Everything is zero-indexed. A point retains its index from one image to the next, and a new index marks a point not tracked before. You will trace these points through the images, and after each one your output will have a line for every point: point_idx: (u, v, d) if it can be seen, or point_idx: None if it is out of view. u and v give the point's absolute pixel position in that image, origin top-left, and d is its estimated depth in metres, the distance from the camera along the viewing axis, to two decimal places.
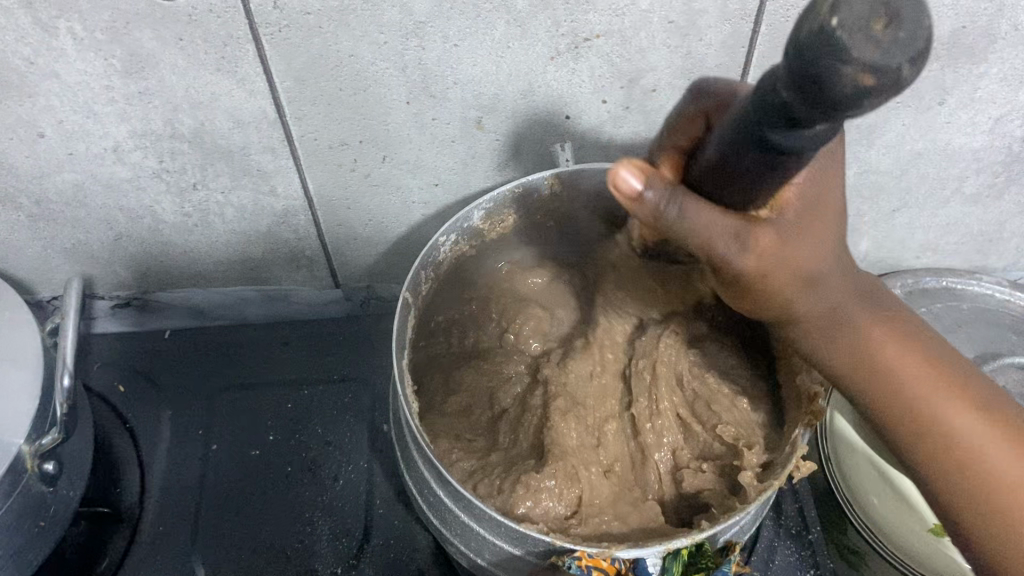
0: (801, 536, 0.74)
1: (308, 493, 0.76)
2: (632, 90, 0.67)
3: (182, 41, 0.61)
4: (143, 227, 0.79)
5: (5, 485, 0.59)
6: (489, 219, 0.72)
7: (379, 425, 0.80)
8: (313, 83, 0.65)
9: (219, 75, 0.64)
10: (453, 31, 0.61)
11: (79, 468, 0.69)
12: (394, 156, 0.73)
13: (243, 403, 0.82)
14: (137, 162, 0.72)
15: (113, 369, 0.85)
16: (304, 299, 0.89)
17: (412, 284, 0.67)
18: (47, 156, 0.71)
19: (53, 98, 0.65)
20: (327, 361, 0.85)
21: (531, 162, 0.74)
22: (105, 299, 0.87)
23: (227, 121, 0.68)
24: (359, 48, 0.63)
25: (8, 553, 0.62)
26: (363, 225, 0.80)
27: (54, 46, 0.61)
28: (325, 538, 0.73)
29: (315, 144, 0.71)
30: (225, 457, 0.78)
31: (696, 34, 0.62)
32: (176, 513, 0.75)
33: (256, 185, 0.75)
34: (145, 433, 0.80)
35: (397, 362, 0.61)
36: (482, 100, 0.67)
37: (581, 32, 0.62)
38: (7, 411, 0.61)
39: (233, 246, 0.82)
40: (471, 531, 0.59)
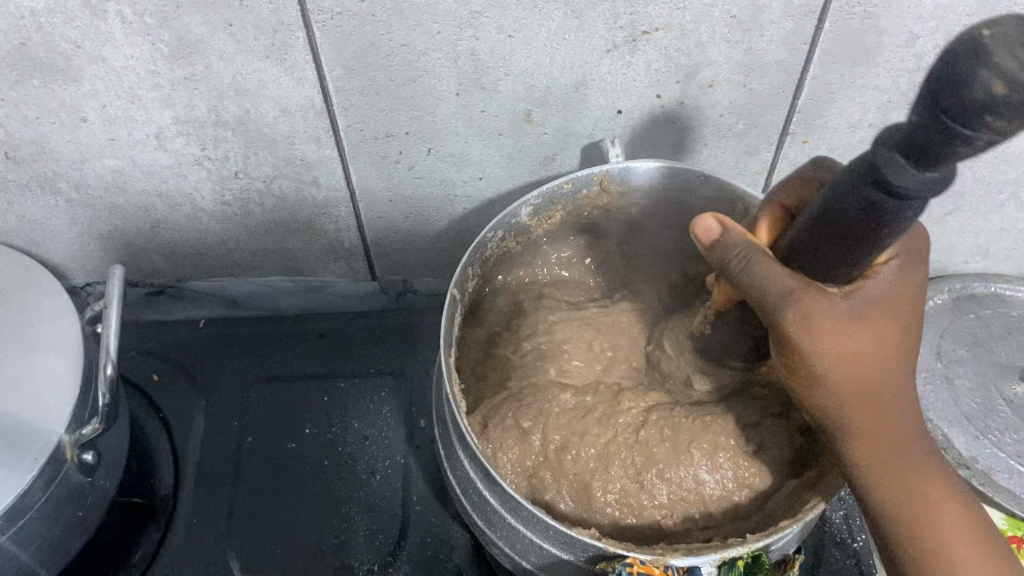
0: (845, 544, 0.73)
1: (344, 488, 0.75)
2: (688, 85, 0.65)
3: (232, 27, 0.60)
4: (181, 215, 0.78)
5: (46, 475, 0.58)
6: (535, 215, 0.70)
7: (416, 420, 0.79)
8: (362, 72, 0.64)
9: (267, 62, 0.63)
10: (509, 22, 0.60)
11: (116, 459, 0.68)
12: (439, 148, 0.71)
13: (276, 395, 0.81)
14: (179, 149, 0.71)
15: (148, 358, 0.84)
16: (340, 290, 0.88)
17: (460, 281, 0.65)
18: (89, 141, 0.70)
19: (98, 82, 0.64)
20: (362, 353, 0.84)
21: (577, 158, 0.73)
22: (138, 286, 0.86)
23: (273, 110, 0.67)
24: (412, 37, 0.61)
25: (46, 543, 0.61)
26: (404, 218, 0.79)
27: (102, 30, 0.60)
28: (362, 535, 0.72)
29: (361, 134, 0.70)
30: (260, 449, 0.77)
31: (757, 30, 0.60)
32: (211, 505, 0.74)
33: (299, 175, 0.74)
34: (180, 423, 0.79)
35: (443, 358, 0.59)
36: (533, 93, 0.66)
37: (639, 25, 0.60)
38: (49, 400, 0.60)
39: (271, 236, 0.81)
40: (518, 533, 0.58)
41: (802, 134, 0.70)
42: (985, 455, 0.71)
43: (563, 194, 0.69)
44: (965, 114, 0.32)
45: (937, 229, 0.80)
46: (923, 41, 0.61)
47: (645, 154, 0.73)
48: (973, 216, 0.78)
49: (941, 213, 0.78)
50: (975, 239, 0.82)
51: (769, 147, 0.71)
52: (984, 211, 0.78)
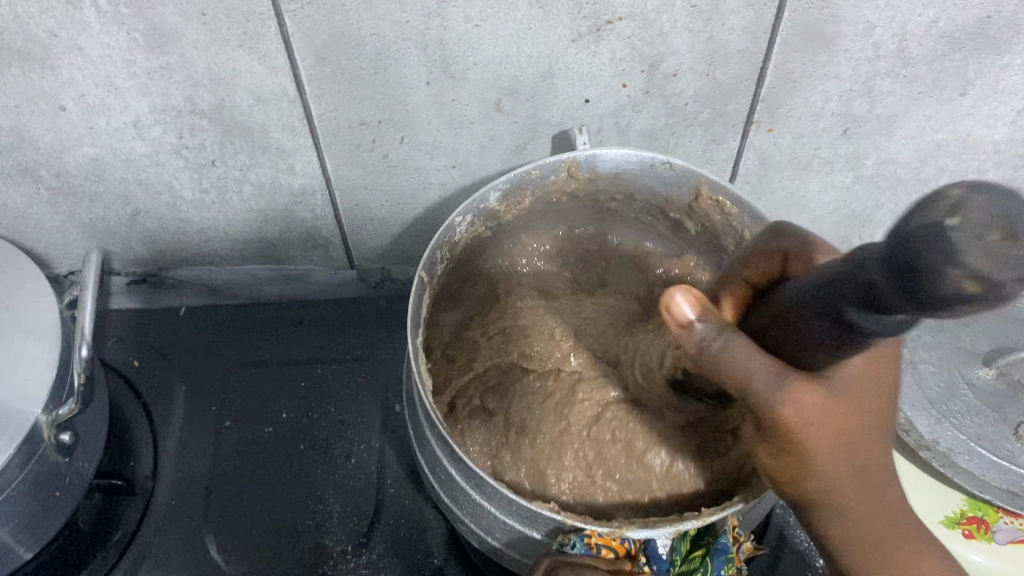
0: None
1: (320, 470, 0.76)
2: (653, 74, 0.67)
3: (204, 16, 0.61)
4: (161, 203, 0.79)
5: (22, 454, 0.59)
6: (505, 201, 0.72)
7: (392, 405, 0.81)
8: (334, 62, 0.66)
9: (240, 51, 0.64)
10: (475, 12, 0.61)
11: (94, 441, 0.69)
12: (412, 137, 0.73)
13: (255, 380, 0.82)
14: (157, 138, 0.72)
15: (129, 344, 0.85)
16: (319, 278, 0.89)
17: (428, 265, 0.66)
18: (68, 129, 0.71)
19: (76, 71, 0.66)
20: (340, 339, 0.86)
21: (548, 146, 0.74)
22: (120, 275, 0.88)
23: (247, 99, 0.68)
24: (381, 27, 0.63)
25: (24, 521, 0.63)
26: (380, 206, 0.81)
27: (78, 20, 0.62)
28: (336, 516, 0.73)
29: (334, 123, 0.71)
30: (238, 433, 0.79)
31: (719, 19, 0.62)
32: (189, 487, 0.75)
33: (275, 163, 0.75)
34: (160, 408, 0.80)
35: (410, 340, 0.61)
36: (502, 82, 0.67)
37: (603, 15, 0.62)
38: (26, 381, 0.61)
39: (250, 224, 0.82)
40: (482, 510, 0.59)
41: (766, 122, 0.71)
42: (947, 438, 0.71)
43: (531, 181, 0.70)
44: (938, 302, 0.32)
45: None
46: (880, 30, 0.62)
47: (614, 143, 0.75)
48: None
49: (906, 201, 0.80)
50: None
51: (735, 136, 0.73)
52: None
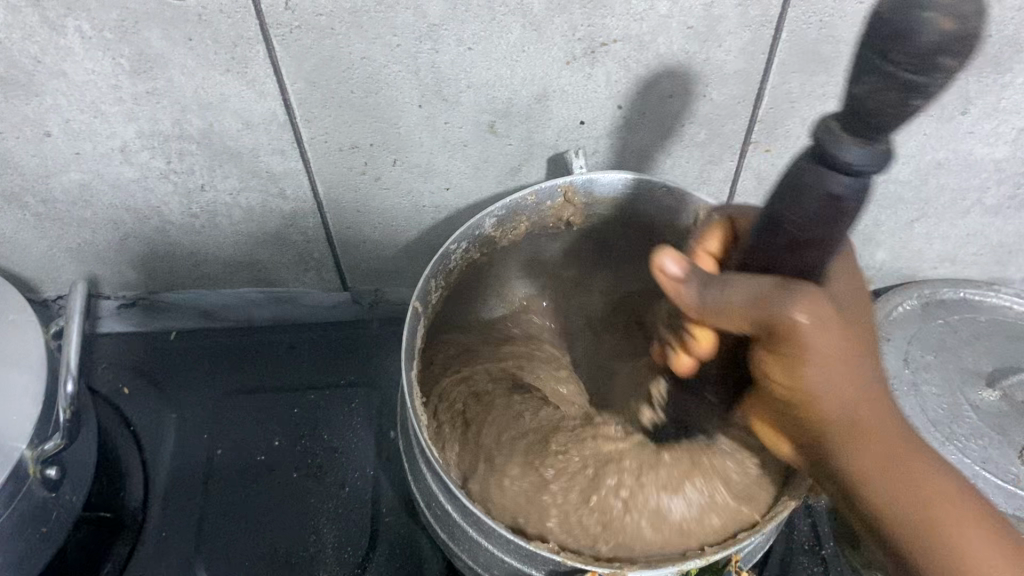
0: (814, 552, 0.73)
1: (313, 499, 0.75)
2: (649, 96, 0.66)
3: (191, 41, 0.60)
4: (150, 228, 0.78)
5: (8, 490, 0.58)
6: (499, 225, 0.70)
7: (387, 431, 0.79)
8: (324, 85, 0.64)
9: (228, 76, 0.63)
10: (468, 34, 0.60)
11: (82, 473, 0.68)
12: (405, 159, 0.72)
13: (246, 407, 0.81)
14: (144, 163, 0.71)
15: (119, 371, 0.84)
16: (312, 301, 0.88)
17: (422, 293, 0.65)
18: (54, 155, 0.70)
19: (60, 97, 0.65)
20: (334, 364, 0.84)
21: (543, 168, 0.73)
22: (111, 299, 0.86)
23: (236, 123, 0.67)
24: (372, 50, 0.61)
25: (10, 558, 0.61)
26: (373, 229, 0.79)
27: (62, 45, 0.60)
28: (331, 547, 0.72)
29: (325, 146, 0.70)
30: (230, 461, 0.77)
31: (715, 40, 0.61)
32: (180, 518, 0.74)
33: (265, 187, 0.74)
34: (150, 436, 0.79)
35: (404, 371, 0.60)
36: (496, 105, 0.66)
37: (598, 37, 0.60)
38: (11, 415, 0.59)
39: (241, 248, 0.81)
40: (479, 544, 0.58)
41: (764, 143, 0.70)
42: (951, 462, 0.70)
43: (525, 205, 0.69)
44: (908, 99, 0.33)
45: (903, 235, 0.81)
46: None
47: (610, 164, 0.73)
48: (938, 222, 0.79)
49: (906, 219, 0.78)
50: (942, 244, 0.82)
51: (733, 156, 0.71)
52: (949, 217, 0.78)
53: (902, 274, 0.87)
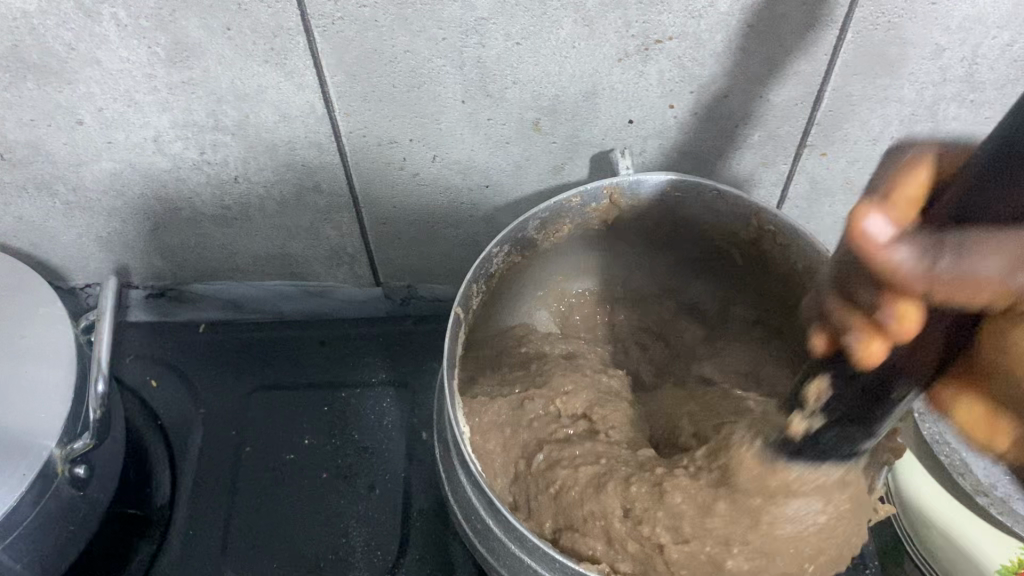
0: (858, 569, 0.71)
1: (344, 501, 0.73)
2: (702, 95, 0.63)
3: (230, 31, 0.58)
4: (181, 219, 0.76)
5: (35, 491, 0.56)
6: (540, 229, 0.68)
7: (418, 432, 0.77)
8: (365, 78, 0.62)
9: (266, 67, 0.61)
10: (517, 28, 0.58)
11: (111, 471, 0.66)
12: (445, 156, 0.69)
13: (275, 404, 0.79)
14: (178, 154, 0.69)
15: (147, 362, 0.82)
16: (344, 295, 0.86)
17: (461, 300, 0.63)
18: (85, 144, 0.68)
19: (94, 85, 0.63)
20: (364, 361, 0.82)
21: (583, 166, 0.71)
22: (138, 289, 0.85)
23: (273, 115, 0.65)
24: (416, 44, 0.59)
25: (37, 558, 0.60)
26: (409, 225, 0.77)
27: (96, 33, 0.58)
28: (360, 550, 0.70)
29: (363, 140, 0.68)
30: (259, 460, 0.76)
31: (776, 39, 0.58)
32: (207, 516, 0.72)
33: (301, 180, 0.72)
34: (178, 431, 0.78)
35: (443, 383, 0.58)
36: (541, 101, 0.64)
37: (653, 34, 0.58)
38: (39, 413, 0.58)
39: (274, 241, 0.79)
40: (520, 562, 0.56)
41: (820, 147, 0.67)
42: None
43: (566, 208, 0.66)
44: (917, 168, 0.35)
45: None
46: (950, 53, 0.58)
47: (654, 164, 0.71)
48: None
49: None
50: None
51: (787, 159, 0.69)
52: None
53: None
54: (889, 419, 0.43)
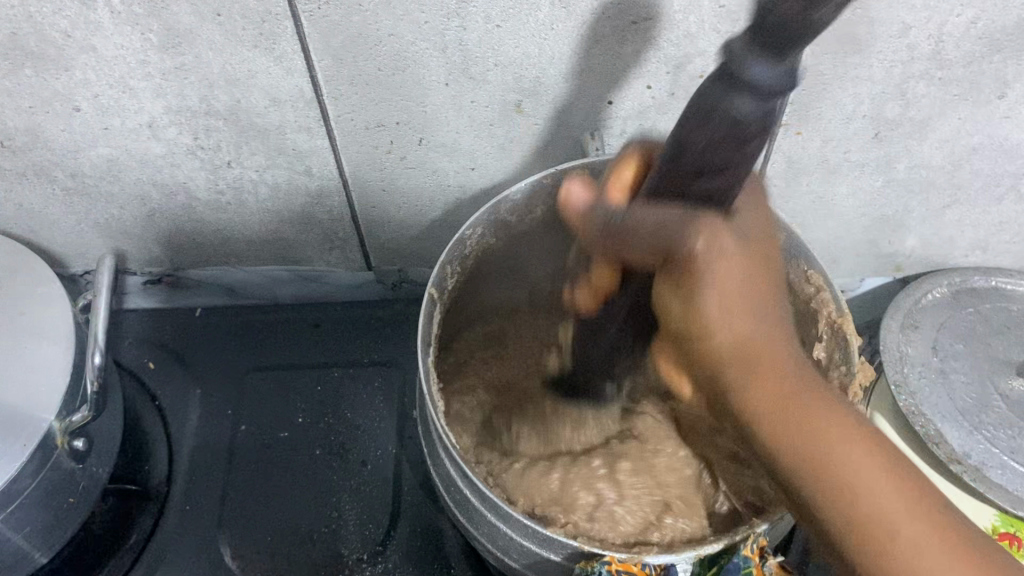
0: None
1: (336, 477, 0.75)
2: (678, 75, 0.65)
3: (220, 16, 0.60)
4: (176, 204, 0.78)
5: (35, 461, 0.58)
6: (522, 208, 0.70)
7: (408, 410, 0.79)
8: (352, 62, 0.64)
9: (256, 52, 0.63)
10: (496, 12, 0.60)
11: (109, 446, 0.68)
12: (430, 139, 0.71)
13: (270, 385, 0.81)
14: (172, 139, 0.71)
15: (145, 346, 0.84)
16: (336, 279, 0.88)
17: (443, 276, 0.65)
18: (82, 130, 0.70)
19: (90, 72, 0.65)
20: (356, 343, 0.85)
21: (565, 148, 0.73)
22: (136, 275, 0.87)
23: (263, 100, 0.67)
24: (400, 28, 0.61)
25: (37, 528, 0.62)
26: (398, 208, 0.79)
27: (91, 20, 0.60)
28: (352, 523, 0.72)
29: (352, 124, 0.70)
30: (254, 438, 0.78)
31: (748, 19, 0.60)
32: (204, 492, 0.74)
33: (292, 165, 0.74)
34: (175, 411, 0.80)
35: (422, 359, 0.59)
36: (522, 83, 0.66)
37: (628, 15, 0.60)
38: (40, 387, 0.60)
39: (267, 225, 0.81)
40: (498, 529, 0.58)
41: (795, 126, 0.69)
42: (977, 451, 0.70)
43: (546, 187, 0.69)
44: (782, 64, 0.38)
45: (935, 221, 0.79)
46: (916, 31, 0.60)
47: None
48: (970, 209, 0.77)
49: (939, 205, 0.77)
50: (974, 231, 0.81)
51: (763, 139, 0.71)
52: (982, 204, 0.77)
53: (932, 261, 0.86)
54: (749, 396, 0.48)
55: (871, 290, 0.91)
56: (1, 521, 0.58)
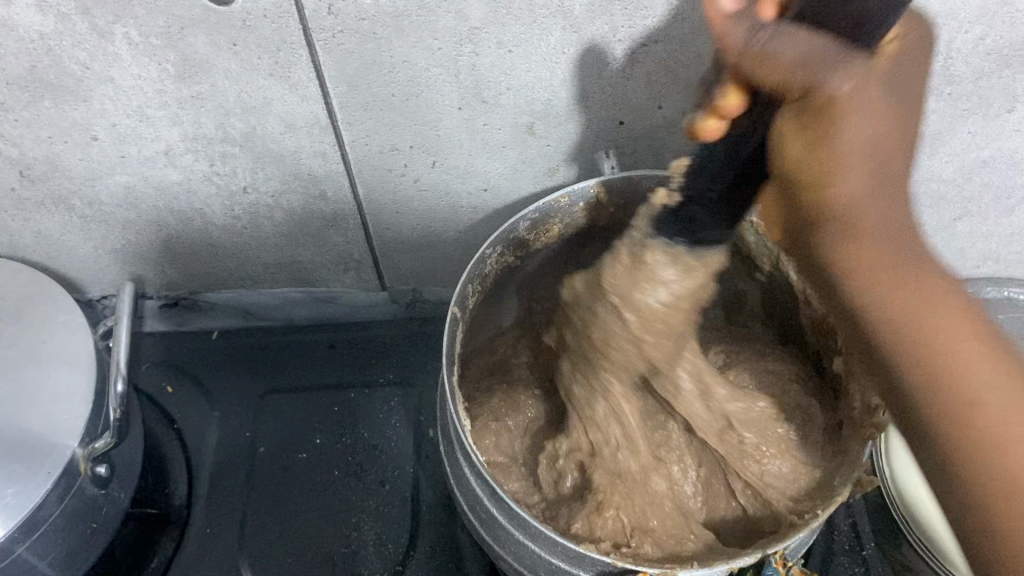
0: (854, 552, 0.74)
1: (355, 497, 0.75)
2: (689, 96, 0.65)
3: (236, 46, 0.61)
4: (192, 229, 0.79)
5: (61, 488, 0.59)
6: (534, 229, 0.71)
7: (425, 430, 0.80)
8: (365, 89, 0.65)
9: (271, 80, 0.64)
10: (508, 37, 0.60)
11: (131, 471, 0.69)
12: (443, 161, 0.72)
13: (287, 406, 0.82)
14: (188, 166, 0.72)
15: (162, 369, 0.85)
16: (351, 300, 0.89)
17: (459, 297, 0.66)
18: (100, 159, 0.71)
19: (107, 102, 0.66)
20: (371, 364, 0.85)
21: (576, 168, 0.73)
22: (153, 299, 0.88)
23: (278, 126, 0.68)
24: (413, 54, 0.62)
25: (62, 554, 0.63)
26: (411, 229, 0.80)
27: (110, 52, 0.61)
28: (371, 544, 0.73)
29: (366, 148, 0.71)
30: (272, 459, 0.78)
31: None
32: (224, 515, 0.75)
33: (307, 189, 0.74)
34: (193, 434, 0.80)
35: (445, 378, 0.60)
36: (534, 106, 0.66)
37: (639, 38, 0.60)
38: (62, 415, 0.61)
39: (282, 248, 0.82)
40: (525, 547, 0.58)
41: None
42: None
43: (559, 207, 0.69)
44: None
45: (947, 234, 0.80)
46: None
47: (645, 164, 0.73)
48: (982, 221, 0.78)
49: (950, 217, 0.78)
50: (986, 243, 0.81)
51: None
52: (993, 216, 0.77)
53: None
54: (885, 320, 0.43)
55: None
56: (26, 548, 0.59)
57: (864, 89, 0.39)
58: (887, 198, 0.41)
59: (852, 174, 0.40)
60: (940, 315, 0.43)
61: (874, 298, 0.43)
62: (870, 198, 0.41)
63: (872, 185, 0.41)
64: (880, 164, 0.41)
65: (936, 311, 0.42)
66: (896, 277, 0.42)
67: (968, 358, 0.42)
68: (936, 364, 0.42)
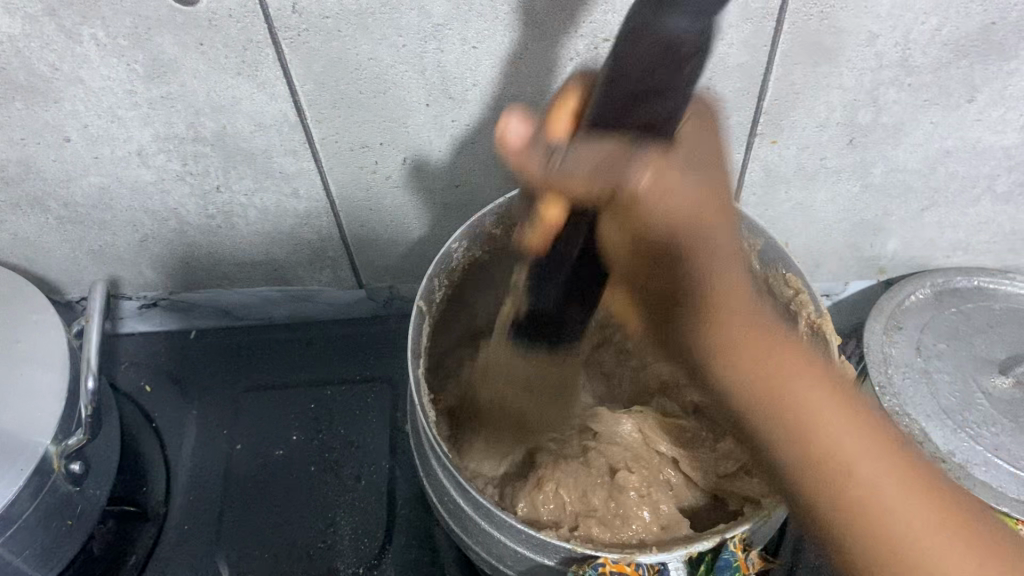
0: None
1: (331, 492, 0.76)
2: None
3: (203, 46, 0.62)
4: (168, 229, 0.80)
5: (33, 485, 0.60)
6: (504, 223, 0.72)
7: (401, 426, 0.80)
8: (333, 86, 0.66)
9: (240, 79, 0.64)
10: (472, 33, 0.61)
11: (106, 468, 0.69)
12: (414, 157, 0.73)
13: (265, 403, 0.82)
14: (161, 166, 0.73)
15: (141, 369, 0.86)
16: (329, 298, 0.89)
17: (427, 291, 0.66)
18: (74, 160, 0.72)
19: (78, 103, 0.66)
20: (348, 361, 0.86)
21: None
22: (132, 299, 0.88)
23: (248, 125, 0.69)
24: (379, 51, 0.63)
25: (37, 551, 0.63)
26: (385, 226, 0.81)
27: (78, 53, 0.62)
28: (347, 538, 0.73)
29: (336, 146, 0.71)
30: (249, 456, 0.79)
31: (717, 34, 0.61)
32: (202, 512, 0.75)
33: (279, 188, 0.75)
34: (171, 432, 0.81)
35: (412, 371, 0.61)
36: (500, 102, 0.67)
37: (600, 33, 0.61)
38: (34, 413, 0.62)
39: (258, 247, 0.82)
40: (492, 536, 0.59)
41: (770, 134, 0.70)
42: (962, 449, 0.70)
43: (527, 201, 0.70)
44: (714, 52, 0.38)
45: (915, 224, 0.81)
46: (884, 40, 0.61)
47: None
48: (949, 211, 0.79)
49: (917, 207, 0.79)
50: (954, 233, 0.82)
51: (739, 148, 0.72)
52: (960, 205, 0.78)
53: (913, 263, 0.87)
54: (800, 395, 0.46)
55: (855, 294, 0.92)
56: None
57: (661, 171, 0.44)
58: (749, 329, 0.47)
59: (734, 337, 0.47)
60: (800, 373, 0.46)
61: (739, 378, 0.47)
62: (739, 308, 0.47)
63: (720, 249, 0.48)
64: (759, 328, 0.47)
65: (758, 347, 0.47)
66: (715, 319, 0.47)
67: (806, 408, 0.46)
68: (776, 402, 0.46)
